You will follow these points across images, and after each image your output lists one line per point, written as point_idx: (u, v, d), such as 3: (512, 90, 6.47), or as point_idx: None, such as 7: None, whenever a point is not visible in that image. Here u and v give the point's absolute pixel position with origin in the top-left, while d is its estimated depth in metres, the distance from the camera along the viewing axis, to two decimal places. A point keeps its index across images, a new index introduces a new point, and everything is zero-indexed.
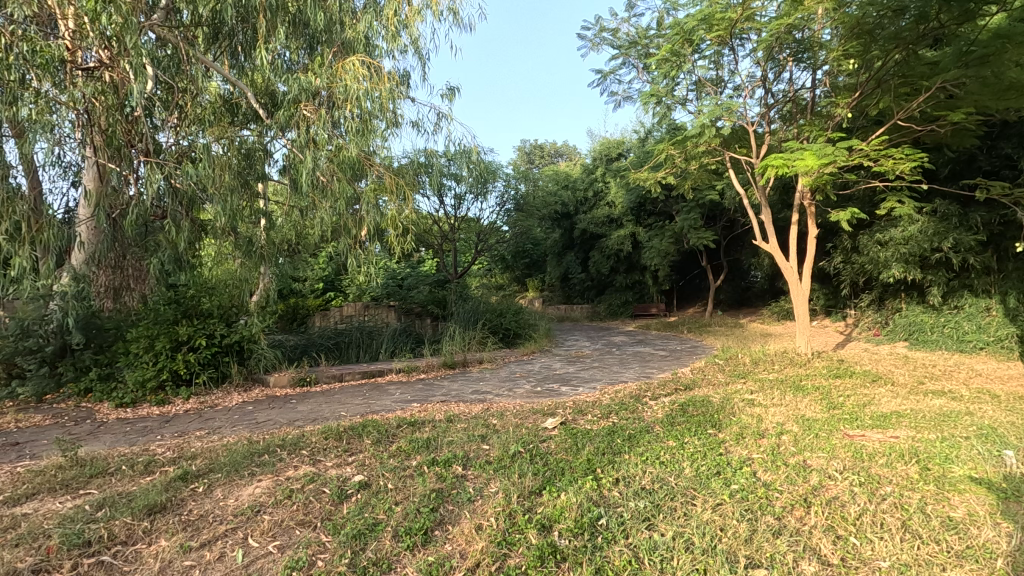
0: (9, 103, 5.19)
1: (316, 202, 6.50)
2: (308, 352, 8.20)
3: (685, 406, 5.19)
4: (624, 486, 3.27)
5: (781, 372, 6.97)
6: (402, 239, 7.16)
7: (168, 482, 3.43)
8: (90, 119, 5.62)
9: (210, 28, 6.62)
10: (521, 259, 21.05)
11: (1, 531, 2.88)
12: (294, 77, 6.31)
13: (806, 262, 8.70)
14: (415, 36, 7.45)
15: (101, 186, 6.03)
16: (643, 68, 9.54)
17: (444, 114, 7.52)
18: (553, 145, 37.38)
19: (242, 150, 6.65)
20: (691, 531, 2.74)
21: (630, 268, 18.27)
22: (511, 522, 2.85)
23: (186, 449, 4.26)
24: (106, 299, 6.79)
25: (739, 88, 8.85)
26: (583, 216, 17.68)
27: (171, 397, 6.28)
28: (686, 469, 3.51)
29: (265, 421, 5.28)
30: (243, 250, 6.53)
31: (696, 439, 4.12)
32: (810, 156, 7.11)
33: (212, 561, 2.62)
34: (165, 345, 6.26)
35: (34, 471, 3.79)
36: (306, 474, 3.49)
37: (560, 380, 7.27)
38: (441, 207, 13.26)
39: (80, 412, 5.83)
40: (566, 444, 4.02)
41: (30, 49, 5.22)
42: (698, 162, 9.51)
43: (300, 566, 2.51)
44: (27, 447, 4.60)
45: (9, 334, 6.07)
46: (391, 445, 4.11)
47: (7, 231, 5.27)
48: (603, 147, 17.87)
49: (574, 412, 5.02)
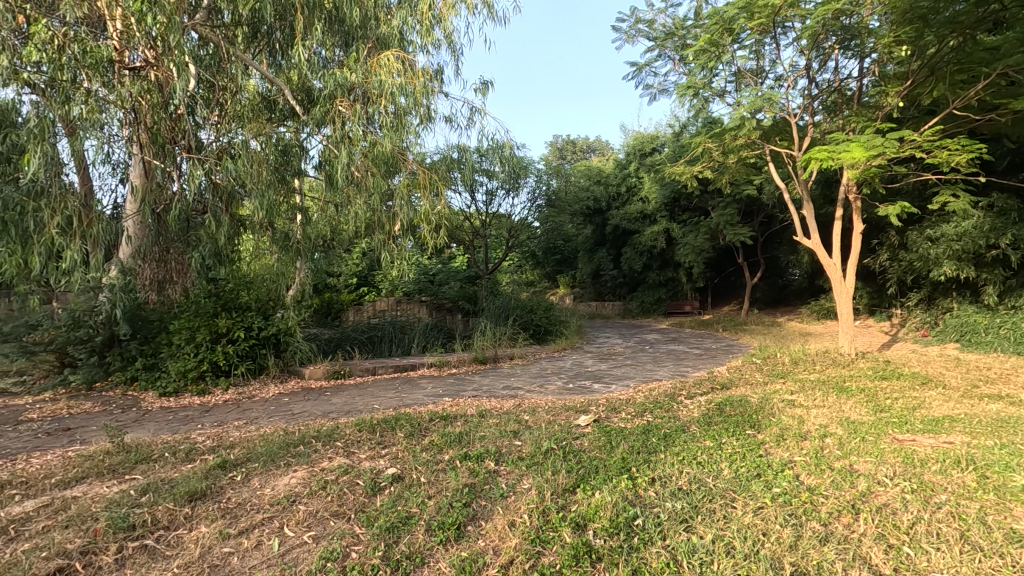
0: (62, 102, 5.31)
1: (351, 197, 6.57)
2: (342, 346, 8.34)
3: (721, 406, 5.05)
4: (660, 486, 3.19)
5: (823, 373, 6.71)
6: (435, 235, 7.20)
7: (208, 469, 3.51)
8: (138, 118, 5.79)
9: (249, 28, 6.74)
10: (552, 256, 20.93)
11: (53, 513, 3.00)
12: (330, 73, 6.36)
13: (850, 259, 8.31)
14: (449, 31, 7.48)
15: (146, 181, 6.12)
16: (680, 61, 9.36)
17: (477, 109, 7.51)
18: (584, 141, 37.17)
19: (279, 147, 6.80)
20: (731, 535, 2.64)
21: (663, 264, 17.93)
22: (545, 520, 2.81)
23: (225, 438, 4.36)
24: (150, 291, 7.07)
25: (781, 78, 8.56)
26: (615, 212, 17.44)
27: (211, 387, 6.44)
28: (725, 470, 3.40)
29: (300, 413, 5.36)
30: (280, 245, 6.71)
31: (736, 440, 3.99)
32: (857, 147, 6.80)
33: (249, 549, 2.65)
34: (205, 337, 6.43)
35: (83, 456, 3.93)
36: (340, 465, 3.52)
37: (592, 377, 7.20)
38: (473, 203, 13.31)
39: (127, 400, 6.05)
40: (600, 442, 3.95)
41: (81, 50, 5.36)
42: (736, 156, 9.24)
43: (334, 556, 2.52)
44: (77, 432, 4.79)
45: (61, 324, 6.30)
46: (424, 439, 4.12)
47: (59, 226, 5.50)
48: (637, 141, 17.64)
49: (608, 410, 4.94)
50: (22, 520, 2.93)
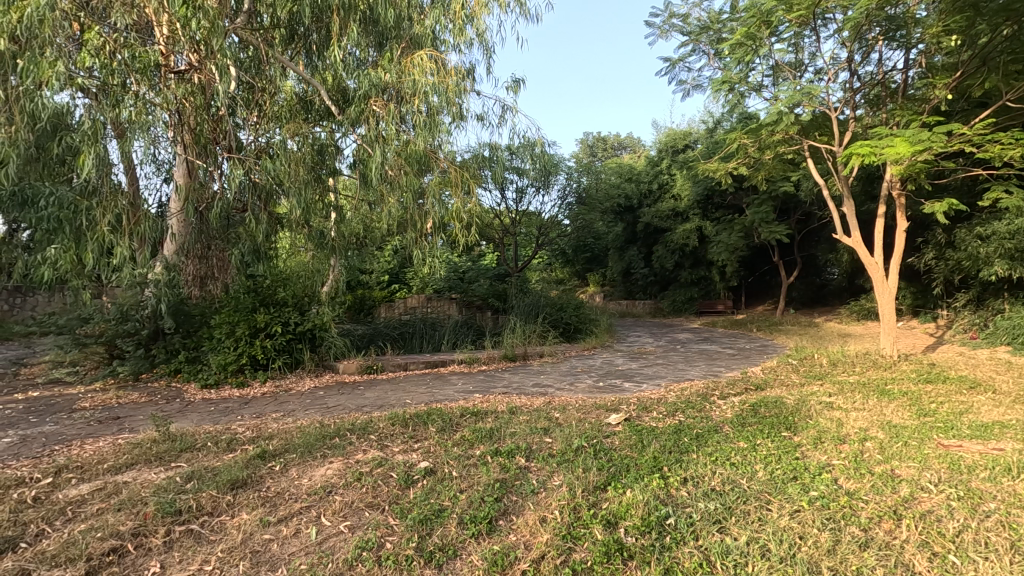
0: (112, 105, 5.57)
1: (384, 196, 6.70)
2: (375, 342, 8.49)
3: (756, 406, 4.96)
4: (692, 486, 3.15)
5: (863, 375, 6.49)
6: (466, 232, 7.25)
7: (248, 459, 3.63)
8: (181, 119, 5.98)
9: (286, 30, 6.89)
10: (582, 254, 20.83)
11: (106, 496, 3.16)
12: (365, 73, 6.46)
13: (893, 258, 8.01)
14: (481, 29, 7.52)
15: (190, 181, 6.32)
16: (715, 55, 9.21)
17: (509, 106, 7.53)
18: (615, 137, 36.84)
19: (316, 147, 6.97)
20: (767, 537, 2.61)
21: (695, 263, 17.62)
22: (576, 517, 2.81)
23: (263, 429, 4.50)
24: (194, 287, 7.30)
25: (821, 72, 8.33)
26: (647, 209, 17.27)
27: (250, 379, 6.65)
28: (759, 472, 3.35)
29: (335, 406, 5.48)
30: (316, 242, 6.93)
31: (771, 441, 3.92)
32: (901, 141, 6.56)
33: (289, 537, 2.74)
34: (244, 331, 6.63)
35: (132, 444, 4.11)
36: (375, 458, 3.59)
37: (623, 376, 7.15)
38: (503, 201, 13.37)
39: (171, 392, 6.29)
40: (631, 441, 3.93)
41: (131, 55, 5.65)
42: (773, 152, 9.02)
43: (369, 546, 2.58)
44: (126, 421, 5.02)
45: (111, 317, 6.66)
46: (455, 434, 4.17)
47: (110, 224, 5.78)
48: (668, 138, 17.44)
49: (639, 409, 4.91)
50: (78, 503, 3.09)
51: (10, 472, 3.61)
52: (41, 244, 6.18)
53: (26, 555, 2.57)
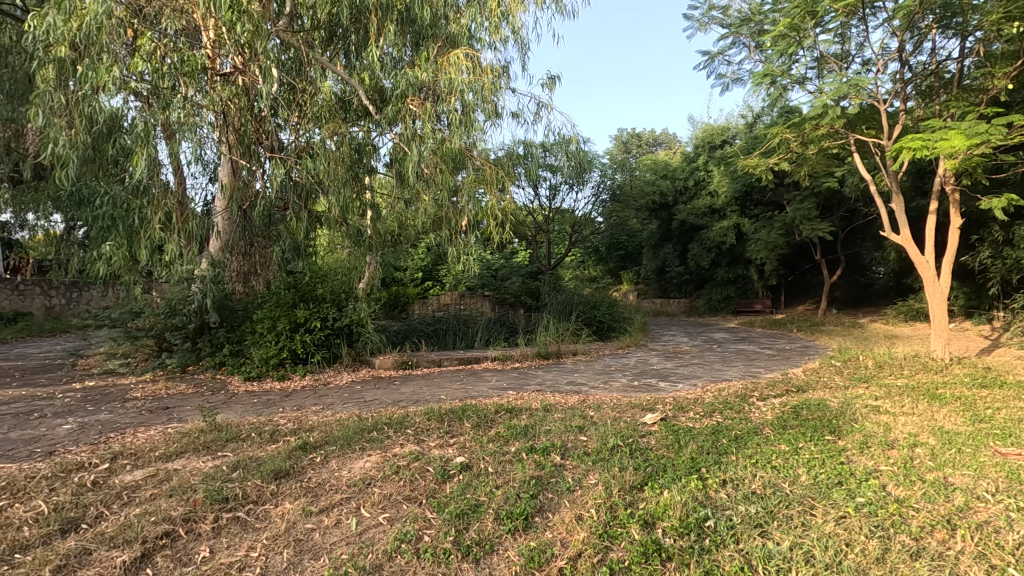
0: (162, 108, 5.79)
1: (419, 193, 6.78)
2: (410, 338, 8.60)
3: (798, 409, 4.82)
4: (731, 488, 3.10)
5: (912, 378, 6.23)
6: (500, 230, 7.26)
7: (290, 450, 3.74)
8: (227, 120, 6.17)
9: (325, 31, 7.04)
10: (615, 251, 20.64)
11: (158, 482, 3.30)
12: (402, 73, 6.54)
13: (946, 256, 7.63)
14: (517, 26, 7.52)
15: (234, 180, 6.53)
16: (755, 47, 9.01)
17: (544, 104, 7.51)
18: (650, 134, 36.46)
19: (354, 146, 7.12)
20: (811, 543, 2.54)
21: (733, 261, 17.23)
22: (612, 516, 2.80)
23: (304, 422, 4.62)
24: (237, 283, 7.59)
25: (869, 63, 8.03)
26: (682, 206, 17.02)
27: (290, 373, 6.83)
28: (802, 476, 3.25)
29: (372, 400, 5.58)
30: (353, 240, 7.12)
31: (814, 445, 3.80)
32: (956, 134, 6.26)
33: (330, 526, 2.81)
34: (285, 326, 6.81)
35: (182, 433, 4.29)
36: (412, 452, 3.65)
37: (658, 375, 7.05)
38: (537, 198, 13.38)
39: (216, 383, 6.53)
40: (667, 441, 3.87)
41: (179, 59, 5.84)
42: (817, 147, 8.72)
43: (408, 538, 2.63)
44: (174, 411, 5.23)
45: (160, 311, 6.95)
46: (490, 430, 4.20)
47: (161, 222, 6.04)
48: (705, 134, 17.33)
49: (675, 409, 4.84)
50: (133, 487, 3.24)
51: (70, 457, 3.81)
52: (96, 242, 6.47)
53: (88, 536, 2.72)
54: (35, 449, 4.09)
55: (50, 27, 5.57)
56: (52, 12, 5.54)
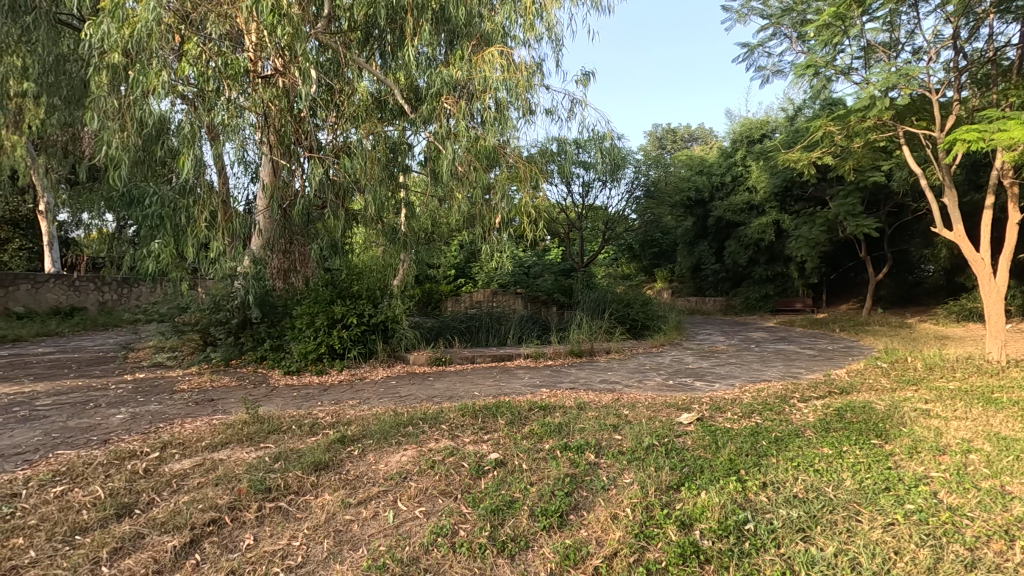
0: (208, 110, 6.00)
1: (453, 191, 6.84)
2: (443, 335, 8.68)
3: (842, 411, 4.66)
4: (772, 491, 3.02)
5: (965, 381, 5.94)
6: (533, 227, 7.27)
7: (329, 443, 3.83)
8: (268, 121, 6.34)
9: (362, 32, 7.18)
10: (649, 249, 20.35)
11: (205, 472, 3.43)
12: (437, 72, 6.60)
13: (1005, 253, 7.23)
14: (551, 23, 7.49)
15: (274, 180, 6.73)
16: (798, 38, 8.74)
17: (578, 100, 7.46)
18: (685, 128, 35.81)
19: (390, 145, 7.22)
20: (857, 550, 2.46)
21: (771, 258, 16.77)
22: (648, 516, 2.77)
23: (342, 415, 4.73)
24: (278, 280, 7.77)
25: (920, 51, 7.69)
26: (719, 203, 16.71)
27: (328, 368, 6.99)
28: (847, 480, 3.15)
29: (407, 396, 5.67)
30: (388, 237, 7.31)
31: (859, 449, 3.67)
32: (1016, 124, 5.92)
33: (368, 518, 2.87)
34: (323, 322, 6.98)
35: (226, 424, 4.44)
36: (446, 447, 3.69)
37: (694, 374, 6.94)
38: (570, 195, 13.35)
39: (257, 377, 6.75)
40: (704, 441, 3.80)
41: (223, 63, 5.93)
42: (863, 140, 8.41)
43: (444, 532, 2.67)
44: (219, 403, 5.42)
45: (206, 307, 7.22)
46: (524, 427, 4.20)
47: (206, 220, 6.28)
48: (744, 128, 17.07)
49: (712, 409, 4.74)
50: (181, 476, 3.38)
51: (123, 446, 4.00)
52: (146, 239, 6.73)
53: (141, 521, 2.85)
54: (91, 437, 4.31)
55: (105, 34, 5.80)
56: (106, 20, 5.77)
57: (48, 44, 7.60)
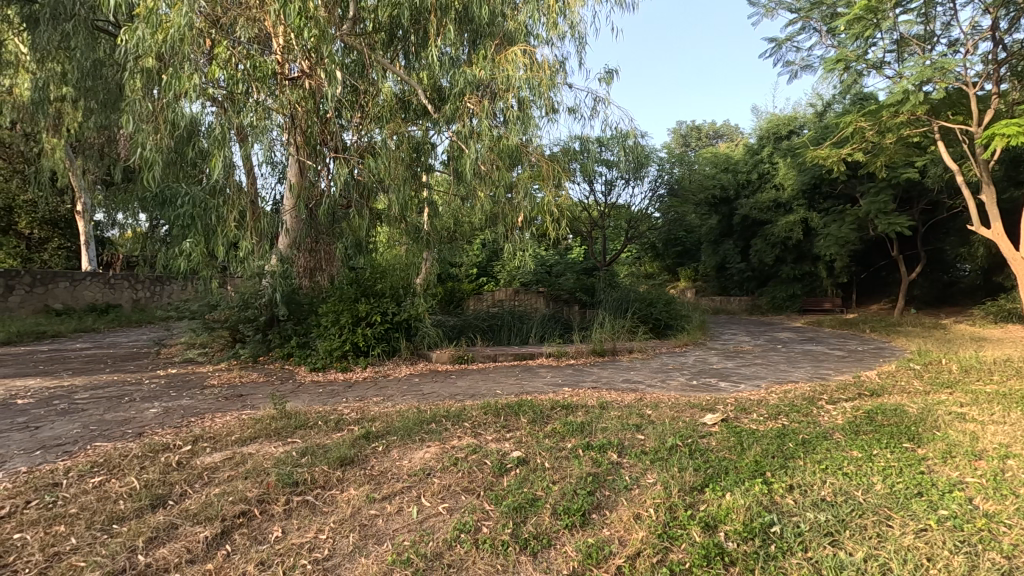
0: (237, 112, 6.11)
1: (476, 190, 6.87)
2: (465, 333, 8.73)
3: (872, 414, 4.55)
4: (799, 494, 2.97)
5: (1003, 384, 5.75)
6: (555, 226, 7.28)
7: (354, 439, 3.89)
8: (295, 123, 6.47)
9: (386, 33, 7.27)
10: (673, 247, 20.14)
11: (235, 465, 3.52)
12: (460, 72, 6.64)
13: None
14: (574, 21, 7.48)
15: (301, 181, 6.81)
16: (827, 32, 8.59)
17: (601, 98, 7.43)
18: (711, 125, 35.33)
19: (414, 145, 7.29)
20: (887, 555, 2.40)
21: (799, 257, 16.43)
22: (672, 516, 2.75)
23: (366, 412, 4.80)
24: (303, 278, 7.88)
25: (956, 43, 7.47)
26: (745, 201, 16.45)
27: (352, 365, 7.10)
28: (877, 484, 3.07)
29: (430, 393, 5.73)
30: (411, 237, 7.32)
31: (890, 452, 3.58)
32: None
33: (392, 513, 2.91)
34: (347, 320, 7.09)
35: (255, 419, 4.55)
36: (469, 445, 3.72)
37: (719, 375, 6.85)
38: (592, 194, 13.30)
39: (284, 373, 6.89)
40: (729, 442, 3.76)
41: (252, 66, 6.09)
42: (895, 136, 8.19)
43: (467, 529, 2.69)
44: (247, 399, 5.56)
45: (234, 305, 7.40)
46: (546, 426, 4.21)
47: (236, 219, 6.44)
48: (771, 124, 16.76)
49: (737, 410, 4.68)
50: (212, 469, 3.47)
51: (157, 439, 4.13)
52: (178, 239, 6.91)
53: (175, 511, 2.94)
54: (127, 430, 4.45)
55: (140, 40, 5.95)
56: (141, 26, 5.91)
57: (86, 50, 7.87)
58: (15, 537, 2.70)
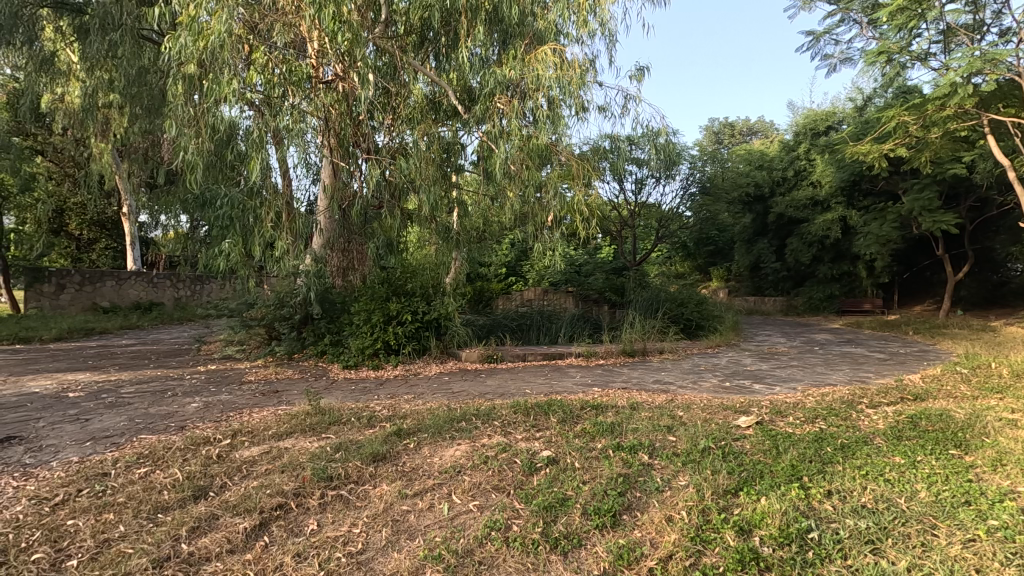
0: (274, 115, 6.27)
1: (505, 189, 6.88)
2: (495, 332, 8.75)
3: (915, 419, 4.39)
4: (838, 500, 2.88)
5: None
6: (584, 225, 7.25)
7: (386, 436, 3.95)
8: (329, 126, 6.57)
9: (417, 36, 7.37)
10: (705, 247, 19.78)
11: (273, 459, 3.62)
12: (490, 72, 6.67)
13: None
14: (605, 18, 7.42)
15: (334, 181, 7.02)
16: (868, 23, 8.31)
17: (632, 96, 7.35)
18: (744, 121, 34.58)
19: (444, 145, 7.35)
20: (933, 566, 2.32)
21: (837, 256, 15.94)
22: (705, 520, 2.70)
23: (397, 409, 4.86)
24: (337, 277, 8.09)
25: (1007, 32, 7.14)
26: (779, 199, 16.06)
27: (384, 363, 7.20)
28: (921, 492, 2.96)
29: (460, 392, 5.77)
30: (441, 236, 7.36)
31: (935, 459, 3.44)
32: None
33: (424, 510, 2.95)
34: (379, 319, 7.21)
35: (291, 415, 4.67)
36: (499, 443, 3.73)
37: (752, 377, 6.71)
38: (622, 193, 13.19)
39: (318, 370, 7.04)
40: (764, 446, 3.67)
41: (287, 70, 6.34)
42: (941, 130, 7.87)
43: (498, 526, 2.70)
44: (283, 395, 5.70)
45: (270, 304, 7.59)
46: (576, 426, 4.20)
47: (273, 220, 6.60)
48: (807, 120, 16.32)
49: (772, 413, 4.57)
50: (251, 462, 3.58)
51: (199, 432, 4.28)
52: (217, 240, 7.13)
53: (216, 502, 3.04)
54: (170, 423, 4.63)
55: (182, 47, 6.11)
56: (183, 33, 6.07)
57: (132, 58, 8.20)
58: (69, 523, 2.84)
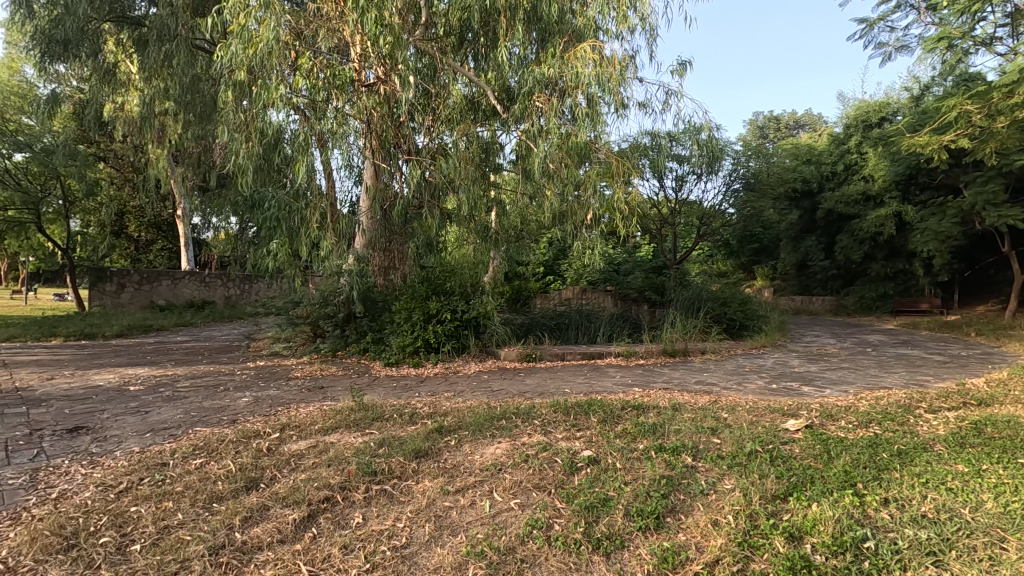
0: (318, 118, 6.41)
1: (544, 188, 6.87)
2: (533, 331, 8.72)
3: (980, 425, 4.15)
4: (895, 508, 2.76)
5: None
6: (624, 222, 7.16)
7: (428, 432, 4.01)
8: (370, 128, 6.71)
9: (456, 37, 7.44)
10: (749, 245, 19.22)
11: (319, 453, 3.73)
12: (529, 71, 6.66)
13: None
14: (645, 13, 7.32)
15: (376, 182, 7.04)
16: (927, 8, 7.90)
17: (673, 91, 7.20)
18: (791, 115, 33.36)
19: (483, 145, 7.41)
20: None
21: (891, 254, 15.22)
22: (753, 525, 2.63)
23: (438, 407, 4.92)
24: (378, 276, 8.17)
25: None
26: (829, 194, 15.57)
27: (424, 361, 7.30)
28: (988, 503, 2.80)
29: (499, 390, 5.79)
30: (479, 236, 7.55)
31: (1003, 469, 3.24)
32: None
33: (466, 506, 2.98)
34: (419, 317, 7.34)
35: (336, 410, 4.80)
36: (539, 442, 3.72)
37: (801, 379, 6.48)
38: (662, 190, 12.98)
39: (361, 367, 7.20)
40: (815, 450, 3.55)
41: (331, 74, 6.41)
42: (1008, 119, 7.38)
43: (539, 525, 2.70)
44: (328, 391, 5.87)
45: (315, 301, 7.86)
46: (617, 426, 4.15)
47: (318, 221, 6.79)
48: (859, 112, 15.63)
49: (823, 416, 4.41)
50: (298, 455, 3.69)
51: (249, 426, 4.44)
52: (265, 240, 7.40)
53: (266, 494, 3.15)
54: (223, 417, 4.82)
55: (233, 54, 6.29)
56: (234, 41, 6.23)
57: (186, 67, 8.57)
58: (132, 509, 2.99)
